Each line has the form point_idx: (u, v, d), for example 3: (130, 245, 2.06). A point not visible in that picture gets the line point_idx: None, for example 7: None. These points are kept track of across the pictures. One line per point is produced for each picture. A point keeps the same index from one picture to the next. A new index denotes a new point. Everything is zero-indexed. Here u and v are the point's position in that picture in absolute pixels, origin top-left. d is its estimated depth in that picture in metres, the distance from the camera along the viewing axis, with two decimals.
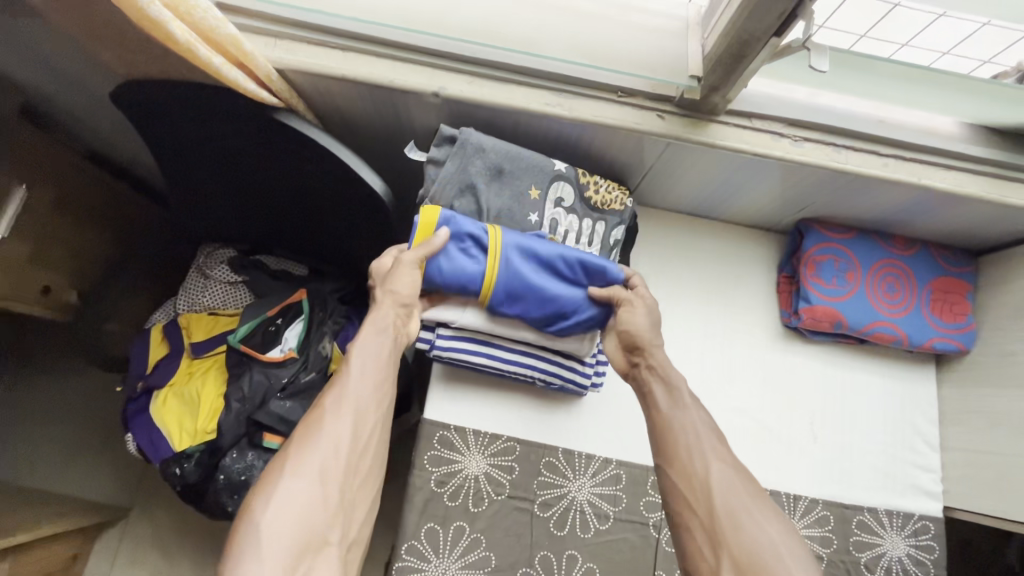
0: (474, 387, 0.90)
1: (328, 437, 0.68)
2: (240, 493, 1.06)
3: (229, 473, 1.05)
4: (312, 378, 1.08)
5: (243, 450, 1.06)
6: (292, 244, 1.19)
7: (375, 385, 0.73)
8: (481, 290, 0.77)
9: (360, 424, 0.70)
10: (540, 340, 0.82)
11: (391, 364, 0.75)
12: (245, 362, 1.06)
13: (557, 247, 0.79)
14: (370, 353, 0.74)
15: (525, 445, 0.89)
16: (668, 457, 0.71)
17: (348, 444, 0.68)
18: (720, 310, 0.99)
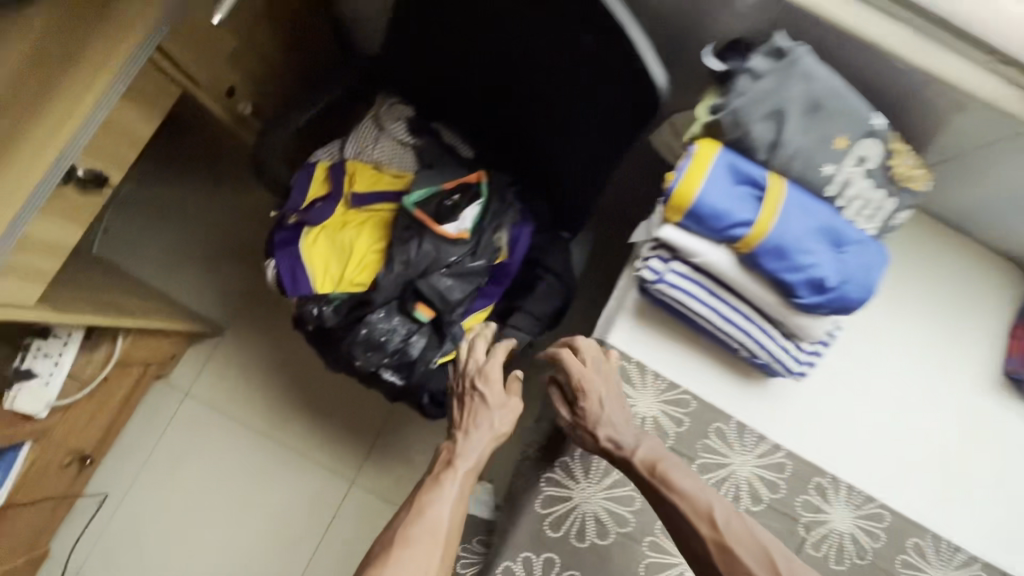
0: (664, 331, 0.84)
1: (413, 550, 0.81)
2: (375, 352, 1.06)
3: (371, 329, 1.05)
4: (477, 268, 1.05)
5: (391, 313, 1.05)
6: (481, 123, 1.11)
7: (454, 504, 0.88)
8: (746, 233, 0.68)
9: (432, 534, 0.84)
10: (769, 306, 0.74)
11: (463, 484, 0.91)
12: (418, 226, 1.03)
13: (837, 216, 0.70)
14: (448, 487, 0.89)
15: (700, 404, 0.84)
16: (693, 533, 0.72)
17: (422, 553, 0.81)
18: (943, 334, 0.89)
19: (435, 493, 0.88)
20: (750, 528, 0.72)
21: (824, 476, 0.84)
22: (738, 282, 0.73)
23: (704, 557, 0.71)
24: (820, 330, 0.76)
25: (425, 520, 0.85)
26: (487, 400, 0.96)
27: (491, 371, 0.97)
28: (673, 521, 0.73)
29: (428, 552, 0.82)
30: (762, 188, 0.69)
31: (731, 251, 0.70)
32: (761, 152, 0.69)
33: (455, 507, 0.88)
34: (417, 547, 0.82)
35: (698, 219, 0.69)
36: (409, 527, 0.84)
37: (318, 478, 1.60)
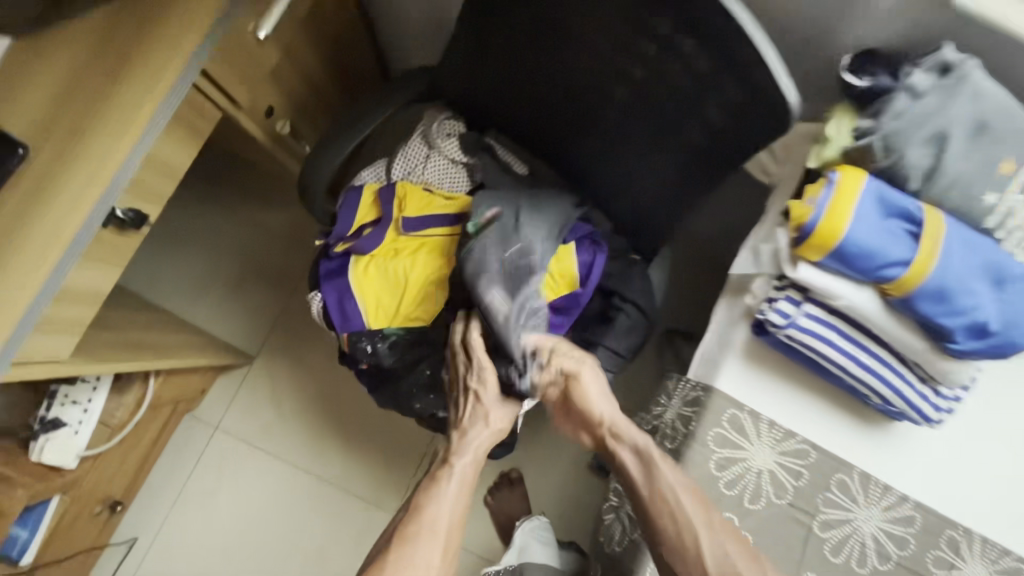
0: (781, 377, 0.76)
1: (421, 552, 0.79)
2: (445, 392, 1.03)
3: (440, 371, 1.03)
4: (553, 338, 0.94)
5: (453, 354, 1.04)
6: (543, 141, 1.02)
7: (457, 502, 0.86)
8: (900, 274, 0.60)
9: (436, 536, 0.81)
10: (918, 353, 0.66)
11: (462, 481, 0.88)
12: (475, 281, 0.92)
13: (1000, 251, 0.62)
14: (446, 486, 0.86)
15: (820, 455, 0.75)
16: (676, 517, 0.68)
17: (429, 550, 0.80)
18: None
19: (438, 489, 0.86)
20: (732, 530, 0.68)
21: (956, 527, 0.76)
22: (883, 327, 0.64)
23: (683, 549, 0.67)
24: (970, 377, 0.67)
25: (420, 526, 0.82)
26: (483, 400, 0.94)
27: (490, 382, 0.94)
28: (660, 519, 0.69)
29: (429, 551, 0.80)
30: (917, 224, 0.60)
31: (882, 292, 0.62)
32: (912, 181, 0.64)
33: (456, 507, 0.85)
34: (420, 550, 0.80)
35: (845, 256, 0.61)
36: (407, 526, 0.82)
37: (359, 512, 1.52)
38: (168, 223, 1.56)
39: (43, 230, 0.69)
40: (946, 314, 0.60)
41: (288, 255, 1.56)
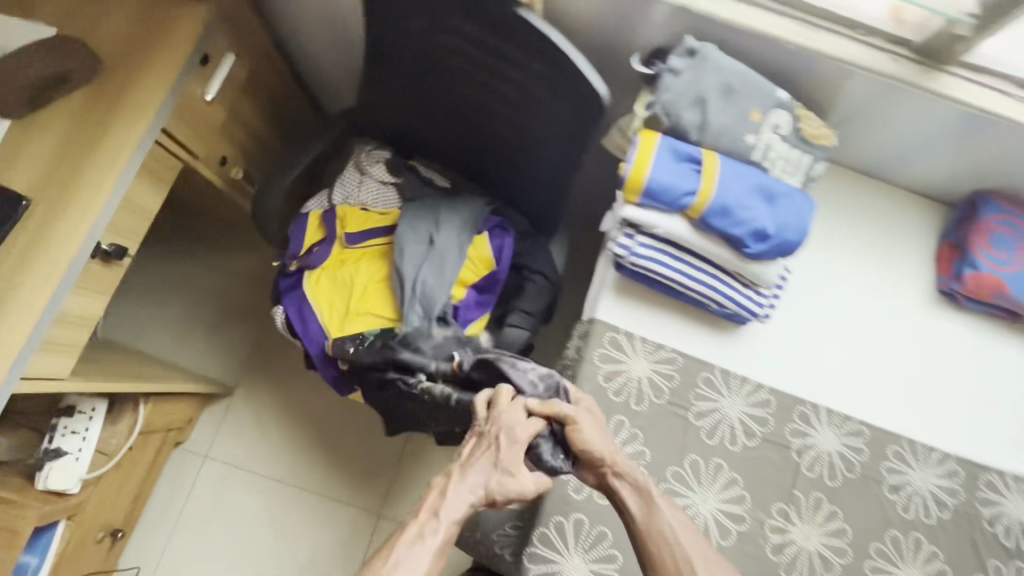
0: (646, 303, 0.95)
1: None
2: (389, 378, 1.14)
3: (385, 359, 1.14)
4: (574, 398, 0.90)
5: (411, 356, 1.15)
6: (453, 154, 1.25)
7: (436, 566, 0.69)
8: (692, 200, 0.81)
9: None
10: (729, 261, 0.86)
11: (447, 543, 0.70)
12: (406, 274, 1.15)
13: (767, 176, 0.84)
14: (431, 543, 0.69)
15: (686, 359, 0.94)
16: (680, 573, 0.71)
17: None
18: (881, 264, 1.01)
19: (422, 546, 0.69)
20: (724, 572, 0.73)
21: (805, 403, 0.95)
22: (695, 244, 0.85)
23: None
24: (774, 276, 0.88)
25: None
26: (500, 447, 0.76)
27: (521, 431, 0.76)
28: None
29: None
30: (699, 163, 0.82)
31: (684, 217, 0.83)
32: (691, 133, 0.83)
33: (430, 570, 0.68)
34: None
35: (651, 194, 0.82)
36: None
37: (345, 516, 1.64)
38: (146, 280, 1.74)
39: (43, 264, 0.87)
40: (733, 225, 0.81)
41: (256, 293, 1.74)
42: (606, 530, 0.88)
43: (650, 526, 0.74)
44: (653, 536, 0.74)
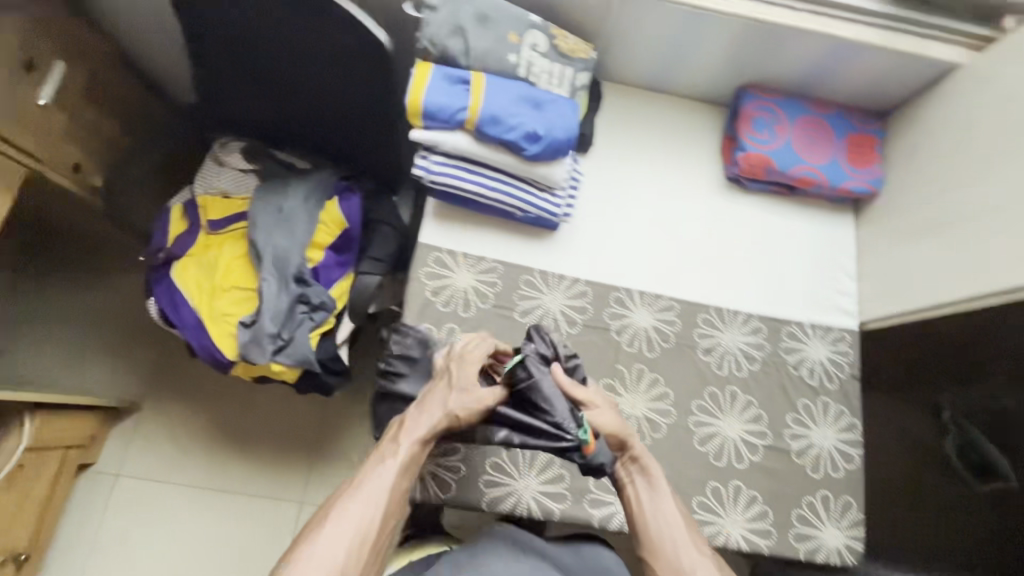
0: (463, 221, 1.05)
1: (355, 520, 0.74)
2: (263, 344, 1.20)
3: (258, 327, 1.20)
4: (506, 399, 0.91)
5: (282, 319, 1.21)
6: (298, 131, 1.33)
7: (403, 474, 0.80)
8: (466, 114, 0.92)
9: (378, 502, 0.76)
10: (515, 166, 0.97)
11: (407, 463, 0.80)
12: (259, 246, 1.21)
13: (532, 88, 0.96)
14: (395, 454, 0.80)
15: (506, 266, 1.04)
16: (677, 541, 0.79)
17: (368, 513, 0.75)
18: (672, 163, 1.15)
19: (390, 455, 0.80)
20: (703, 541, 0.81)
21: (619, 289, 1.06)
22: (480, 155, 0.96)
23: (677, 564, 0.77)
24: (562, 177, 0.99)
25: (357, 493, 0.77)
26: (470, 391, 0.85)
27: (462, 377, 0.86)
28: (663, 544, 0.79)
29: (362, 530, 0.74)
30: (469, 84, 0.94)
31: (464, 130, 0.94)
32: (459, 59, 0.95)
33: (396, 483, 0.79)
34: (352, 520, 0.74)
35: (431, 114, 0.93)
36: (348, 497, 0.76)
37: (268, 509, 1.65)
38: (31, 312, 1.71)
39: None
40: (504, 131, 0.93)
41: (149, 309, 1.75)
42: None
43: (654, 509, 0.82)
44: (651, 516, 0.82)
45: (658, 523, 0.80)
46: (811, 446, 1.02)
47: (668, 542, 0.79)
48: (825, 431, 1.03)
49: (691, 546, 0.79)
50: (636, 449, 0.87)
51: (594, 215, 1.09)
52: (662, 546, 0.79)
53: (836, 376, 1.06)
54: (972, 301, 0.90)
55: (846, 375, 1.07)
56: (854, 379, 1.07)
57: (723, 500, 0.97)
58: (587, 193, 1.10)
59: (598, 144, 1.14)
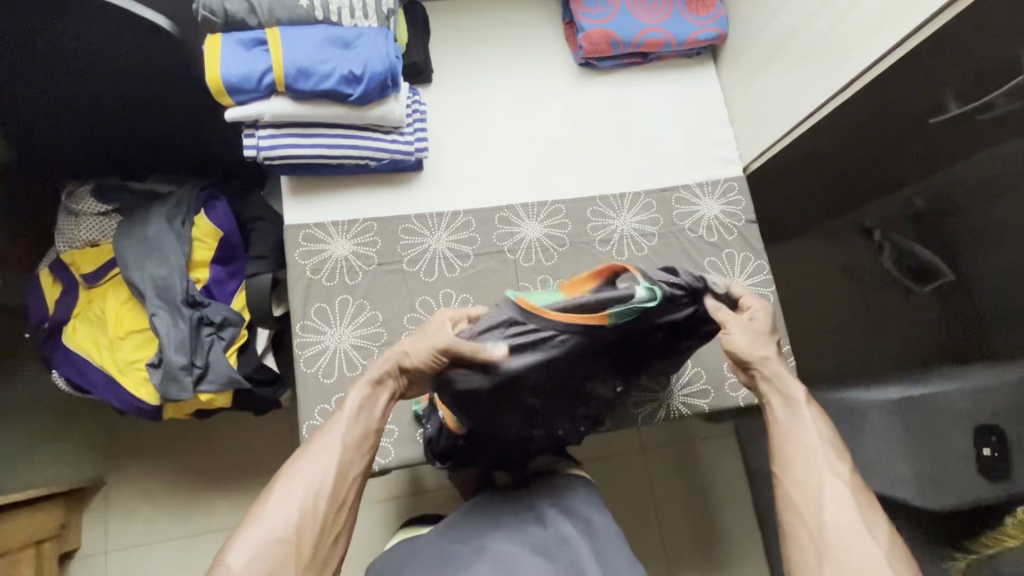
0: (322, 190, 1.00)
1: (300, 478, 0.68)
2: (178, 378, 1.15)
3: (166, 364, 1.15)
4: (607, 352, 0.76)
5: (187, 346, 1.16)
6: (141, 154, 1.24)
7: (355, 427, 0.74)
8: (272, 75, 0.86)
9: (325, 461, 0.70)
10: (347, 115, 0.92)
11: (363, 413, 0.76)
12: (135, 281, 1.14)
13: (336, 27, 0.89)
14: (346, 406, 0.76)
15: (381, 221, 1.00)
16: (811, 463, 0.71)
17: (316, 472, 0.68)
18: (520, 67, 1.11)
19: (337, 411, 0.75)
20: (845, 468, 0.71)
21: (502, 209, 1.03)
22: (306, 114, 0.90)
23: (810, 486, 0.70)
24: (401, 113, 0.94)
25: (309, 452, 0.70)
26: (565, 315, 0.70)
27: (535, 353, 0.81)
28: (793, 463, 0.72)
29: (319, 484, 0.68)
30: (266, 42, 0.87)
31: (278, 94, 0.88)
32: (246, 19, 0.87)
33: (351, 434, 0.73)
34: (303, 479, 0.68)
35: (236, 87, 0.86)
36: (297, 459, 0.70)
37: None
38: None
39: None
40: (319, 81, 0.87)
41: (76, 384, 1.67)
42: None
43: (789, 431, 0.75)
44: (785, 435, 0.75)
45: (788, 441, 0.74)
46: None
47: (795, 459, 0.72)
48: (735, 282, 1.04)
49: (825, 468, 0.71)
50: (771, 367, 0.79)
51: (454, 143, 1.05)
52: (790, 463, 0.72)
53: (733, 226, 1.07)
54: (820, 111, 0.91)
55: (742, 222, 1.07)
56: (752, 222, 1.08)
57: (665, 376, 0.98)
58: (441, 123, 1.06)
59: (439, 69, 1.08)
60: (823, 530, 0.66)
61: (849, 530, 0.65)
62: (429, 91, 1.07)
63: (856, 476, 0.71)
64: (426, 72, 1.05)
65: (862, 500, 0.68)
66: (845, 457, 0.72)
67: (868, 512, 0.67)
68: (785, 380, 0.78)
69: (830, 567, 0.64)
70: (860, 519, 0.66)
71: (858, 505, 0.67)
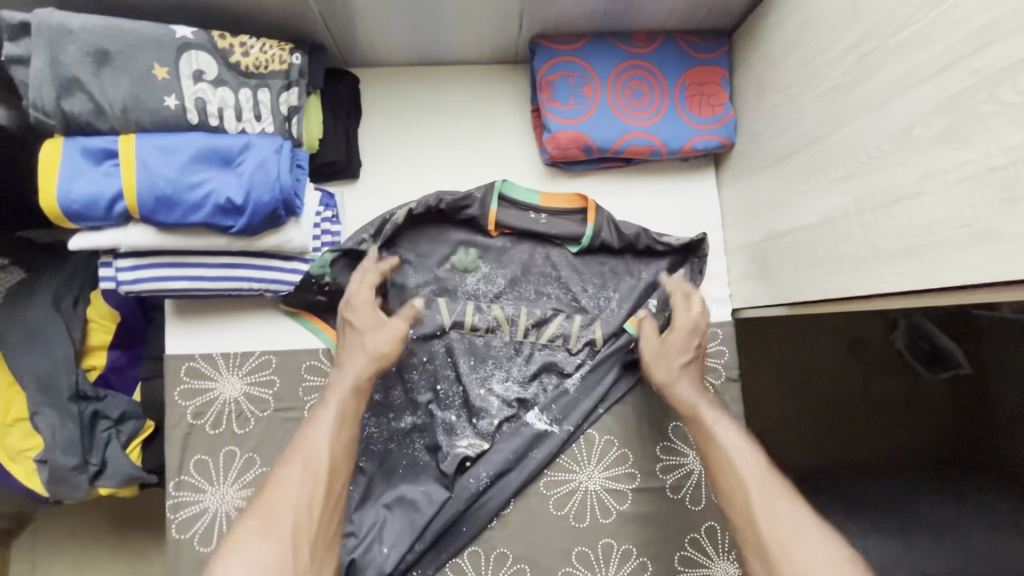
0: (212, 315, 0.83)
1: (286, 500, 0.62)
2: (69, 479, 1.02)
3: (53, 465, 1.01)
4: (511, 269, 0.88)
5: (78, 446, 1.01)
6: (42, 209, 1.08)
7: (343, 439, 0.69)
8: (123, 202, 0.67)
9: (313, 482, 0.64)
10: (231, 247, 0.73)
11: (344, 419, 0.71)
12: (15, 371, 0.99)
13: (216, 136, 0.69)
14: (322, 416, 0.70)
15: (281, 356, 0.83)
16: (732, 478, 0.68)
17: (303, 494, 0.63)
18: (472, 161, 0.90)
19: (313, 420, 0.70)
20: (767, 472, 0.68)
21: (431, 347, 0.86)
22: (176, 246, 0.71)
23: (736, 504, 0.66)
24: (303, 241, 0.76)
25: (297, 454, 0.66)
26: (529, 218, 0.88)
27: (488, 297, 0.88)
28: (716, 476, 0.70)
29: (308, 490, 0.64)
30: (117, 155, 0.67)
31: (136, 220, 0.69)
32: (93, 123, 0.67)
33: (339, 438, 0.69)
34: (289, 497, 0.63)
35: (77, 213, 0.67)
36: (280, 471, 0.65)
37: None
38: None
39: None
40: (187, 210, 0.68)
41: None
42: None
43: (705, 450, 0.73)
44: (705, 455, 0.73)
45: (712, 461, 0.71)
46: (688, 475, 0.87)
47: (720, 477, 0.70)
48: None
49: (746, 480, 0.67)
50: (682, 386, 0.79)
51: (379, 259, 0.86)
52: (718, 483, 0.69)
53: (710, 384, 0.89)
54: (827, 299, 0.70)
55: (722, 379, 0.89)
56: (734, 380, 0.89)
57: (574, 399, 0.86)
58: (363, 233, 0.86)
59: (370, 160, 0.88)
60: (766, 548, 0.62)
61: (785, 540, 0.61)
62: (356, 191, 0.87)
63: (781, 480, 0.67)
64: (349, 169, 0.85)
65: (791, 506, 0.64)
66: (765, 463, 0.69)
67: (801, 520, 0.63)
68: (696, 398, 0.77)
69: None
70: (791, 522, 0.63)
71: (787, 515, 0.63)
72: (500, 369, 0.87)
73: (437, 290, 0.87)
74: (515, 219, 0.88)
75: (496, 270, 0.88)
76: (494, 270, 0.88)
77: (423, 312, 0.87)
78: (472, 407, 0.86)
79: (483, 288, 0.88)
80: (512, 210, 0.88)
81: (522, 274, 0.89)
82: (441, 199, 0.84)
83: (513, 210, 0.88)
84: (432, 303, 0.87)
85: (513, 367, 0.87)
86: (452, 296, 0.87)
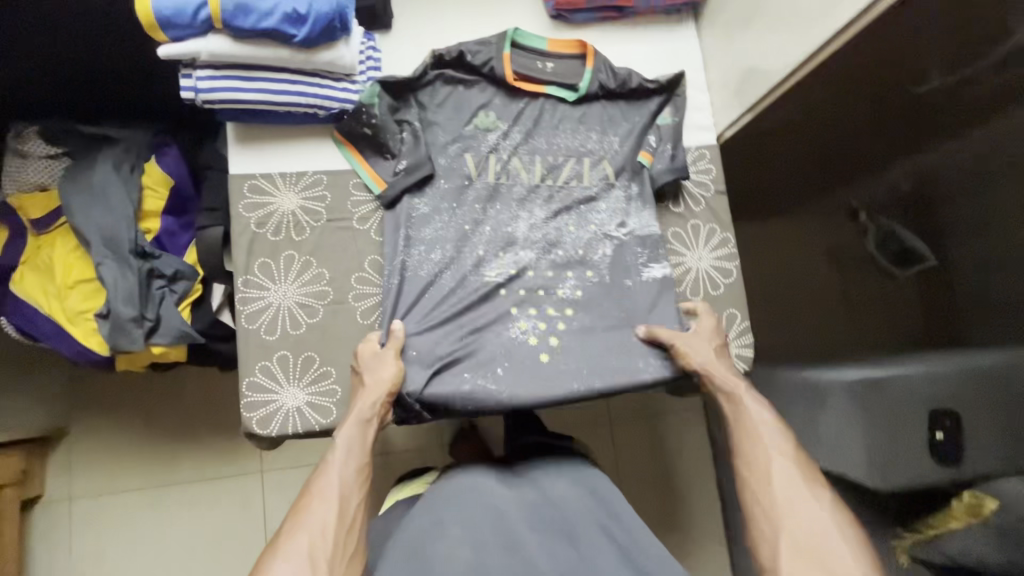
0: (270, 141, 0.95)
1: (308, 530, 0.72)
2: (127, 330, 1.09)
3: (113, 315, 1.09)
4: (526, 124, 1.01)
5: (135, 297, 1.10)
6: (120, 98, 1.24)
7: (353, 468, 0.78)
8: (207, 9, 0.80)
9: (332, 509, 0.74)
10: (293, 60, 0.86)
11: (353, 448, 0.80)
12: (80, 229, 1.10)
13: None
14: (334, 453, 0.79)
15: (332, 176, 0.96)
16: (759, 443, 0.81)
17: (324, 519, 0.73)
18: (488, 15, 1.05)
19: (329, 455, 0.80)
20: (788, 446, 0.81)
21: (464, 189, 0.98)
22: (248, 56, 0.84)
23: (757, 465, 0.79)
24: (353, 60, 0.89)
25: (312, 489, 0.76)
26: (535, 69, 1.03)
27: (506, 146, 1.00)
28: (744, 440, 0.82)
29: (322, 520, 0.73)
30: None
31: (216, 29, 0.82)
32: None
33: (349, 467, 0.78)
34: (312, 524, 0.72)
35: (168, 20, 0.80)
36: (301, 503, 0.75)
37: (234, 500, 1.44)
38: None
39: None
40: (260, 19, 0.81)
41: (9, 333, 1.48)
42: (311, 354, 0.92)
43: (738, 423, 0.84)
44: (734, 425, 0.84)
45: (742, 428, 0.83)
46: (687, 271, 1.01)
47: (751, 446, 0.81)
48: (699, 254, 1.02)
49: (772, 448, 0.80)
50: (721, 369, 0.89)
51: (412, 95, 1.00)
52: (745, 450, 0.81)
53: (701, 196, 1.03)
54: (806, 64, 0.87)
55: (712, 192, 1.04)
56: (721, 193, 1.04)
57: (593, 228, 0.99)
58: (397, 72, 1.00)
59: (401, 14, 1.02)
60: (778, 508, 0.75)
61: (798, 503, 0.75)
62: (389, 39, 1.01)
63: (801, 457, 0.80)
64: (385, 17, 0.99)
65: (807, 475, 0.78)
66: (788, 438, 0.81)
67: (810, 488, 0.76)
68: (726, 379, 0.87)
69: (788, 543, 0.72)
70: (802, 491, 0.76)
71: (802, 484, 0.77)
72: (523, 210, 0.99)
73: (464, 147, 0.99)
74: (522, 67, 1.02)
75: (513, 127, 1.01)
76: (512, 127, 1.01)
77: (450, 162, 0.98)
78: (503, 241, 0.97)
79: (503, 143, 1.00)
80: (521, 61, 1.02)
81: (534, 126, 1.02)
82: (460, 53, 0.99)
83: (522, 61, 1.02)
84: (460, 153, 0.99)
85: (534, 208, 0.99)
86: (477, 149, 0.99)
